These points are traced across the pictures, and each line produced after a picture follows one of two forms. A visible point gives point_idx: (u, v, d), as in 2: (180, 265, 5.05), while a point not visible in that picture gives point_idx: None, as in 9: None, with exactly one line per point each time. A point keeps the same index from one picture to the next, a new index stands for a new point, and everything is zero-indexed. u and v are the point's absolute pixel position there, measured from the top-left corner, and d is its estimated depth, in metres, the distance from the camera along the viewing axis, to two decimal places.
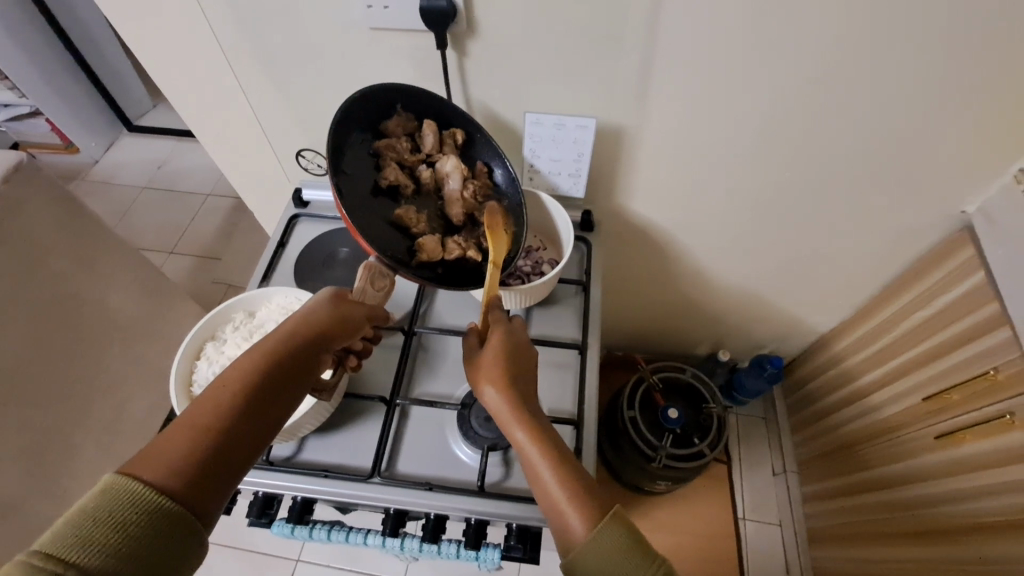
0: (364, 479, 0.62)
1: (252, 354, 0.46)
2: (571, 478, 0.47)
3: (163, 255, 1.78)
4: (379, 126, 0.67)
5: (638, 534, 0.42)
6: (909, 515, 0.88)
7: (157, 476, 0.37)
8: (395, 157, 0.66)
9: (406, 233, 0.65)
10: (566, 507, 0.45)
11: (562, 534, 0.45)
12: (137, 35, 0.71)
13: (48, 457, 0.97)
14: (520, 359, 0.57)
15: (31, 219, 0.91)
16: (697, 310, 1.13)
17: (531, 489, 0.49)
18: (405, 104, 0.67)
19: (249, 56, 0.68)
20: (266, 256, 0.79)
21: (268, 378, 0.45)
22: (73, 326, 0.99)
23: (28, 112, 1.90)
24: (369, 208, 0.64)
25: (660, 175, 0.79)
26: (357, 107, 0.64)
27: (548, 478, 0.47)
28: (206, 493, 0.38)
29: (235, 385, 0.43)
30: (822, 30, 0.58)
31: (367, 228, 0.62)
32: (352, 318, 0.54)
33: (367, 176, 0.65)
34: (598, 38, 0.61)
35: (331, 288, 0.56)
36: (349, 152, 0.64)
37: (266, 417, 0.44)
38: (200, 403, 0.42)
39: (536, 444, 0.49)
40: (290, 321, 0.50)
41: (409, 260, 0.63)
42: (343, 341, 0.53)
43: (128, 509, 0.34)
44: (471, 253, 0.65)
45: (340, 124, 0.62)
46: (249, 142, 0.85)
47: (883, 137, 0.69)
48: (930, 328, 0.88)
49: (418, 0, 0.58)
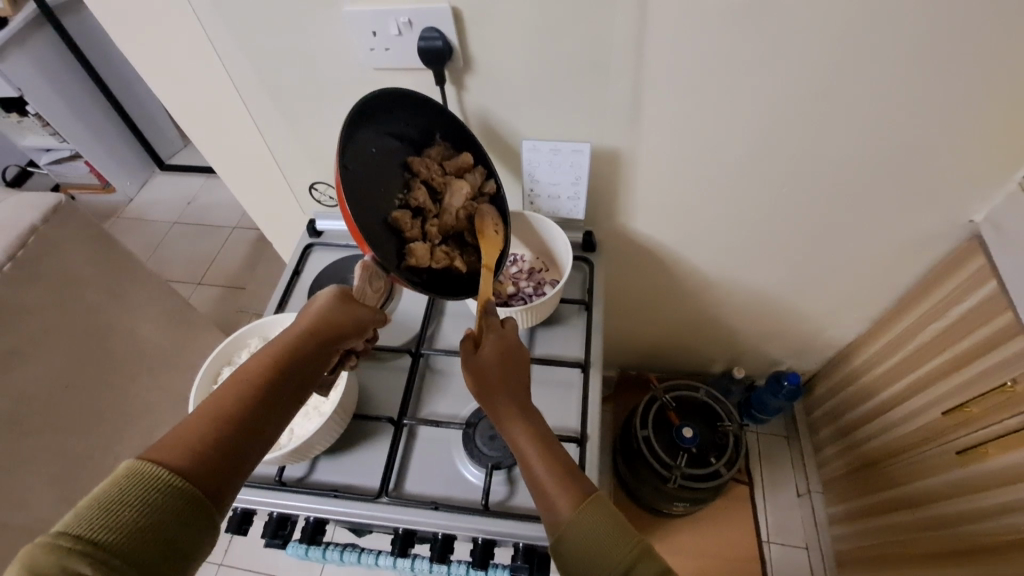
0: (372, 499, 0.63)
1: (268, 350, 0.49)
2: (563, 472, 0.49)
3: (190, 286, 1.86)
4: (407, 132, 0.66)
5: (619, 522, 0.44)
6: (939, 534, 0.85)
7: (179, 460, 0.40)
8: (417, 165, 0.66)
9: (398, 234, 0.63)
10: (557, 499, 0.47)
11: (551, 517, 0.47)
12: (162, 81, 0.76)
13: (80, 484, 1.00)
14: (515, 361, 0.58)
15: (66, 257, 0.97)
16: (709, 327, 1.12)
17: (526, 484, 0.50)
18: (444, 131, 0.69)
19: (265, 97, 0.73)
20: (281, 284, 0.83)
21: (281, 374, 0.48)
22: (106, 355, 1.04)
23: (68, 155, 2.02)
24: (371, 197, 0.61)
25: (660, 195, 0.80)
26: (390, 103, 0.63)
27: (539, 470, 0.49)
28: (227, 479, 0.41)
29: (254, 379, 0.46)
30: (802, 49, 0.60)
31: (366, 221, 0.60)
32: (358, 317, 0.56)
33: (376, 167, 0.63)
34: (588, 69, 0.64)
35: (335, 286, 0.56)
36: (362, 140, 0.61)
37: (277, 411, 0.47)
38: (221, 395, 0.45)
39: (530, 441, 0.52)
40: (303, 320, 0.52)
41: (397, 262, 0.62)
42: (353, 340, 0.55)
43: (150, 492, 0.37)
44: (455, 265, 0.67)
45: (361, 111, 0.60)
46: (268, 176, 0.89)
47: (881, 147, 0.70)
48: (947, 339, 0.86)
49: (417, 41, 0.62)
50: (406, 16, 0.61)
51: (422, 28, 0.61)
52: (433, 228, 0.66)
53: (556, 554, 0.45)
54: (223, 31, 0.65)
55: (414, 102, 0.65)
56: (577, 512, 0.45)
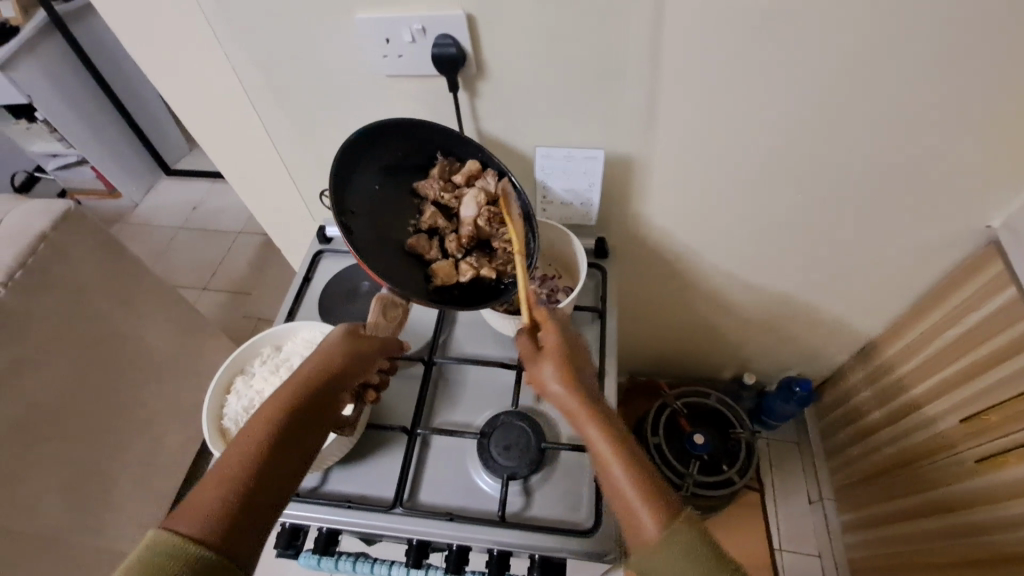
0: (387, 510, 0.62)
1: (281, 395, 0.49)
2: (643, 477, 0.48)
3: (196, 292, 1.86)
4: (408, 160, 0.68)
5: (710, 540, 0.44)
6: (958, 543, 0.84)
7: (199, 523, 0.40)
8: (423, 189, 0.68)
9: (420, 259, 0.66)
10: (642, 508, 0.46)
11: (634, 527, 0.47)
12: (172, 88, 0.76)
13: (90, 492, 1.00)
14: (579, 358, 0.58)
15: (74, 264, 0.97)
16: (720, 332, 1.11)
17: (603, 490, 0.50)
18: (444, 148, 0.69)
19: (276, 104, 0.72)
20: (291, 292, 0.82)
21: (296, 417, 0.48)
22: (114, 363, 1.04)
23: (74, 161, 2.03)
24: (383, 233, 0.65)
25: (673, 201, 0.80)
26: (384, 133, 0.65)
27: (619, 476, 0.49)
28: (257, 517, 0.42)
29: (269, 427, 0.46)
30: (820, 55, 0.59)
31: (376, 256, 0.63)
32: (367, 351, 0.57)
33: (382, 201, 0.66)
34: (603, 75, 0.63)
35: (345, 324, 0.59)
36: (361, 177, 0.64)
37: (296, 455, 0.46)
38: (239, 446, 0.45)
39: (603, 436, 0.51)
40: (313, 360, 0.52)
41: (422, 286, 0.64)
42: (364, 373, 0.56)
43: (169, 563, 0.37)
44: (483, 275, 0.66)
45: (353, 149, 0.63)
46: (278, 182, 0.89)
47: (898, 152, 0.69)
48: (964, 346, 0.85)
49: (431, 49, 0.62)
50: (420, 22, 0.60)
51: (437, 34, 0.61)
52: (453, 244, 0.67)
53: (642, 565, 0.45)
54: (234, 38, 0.65)
55: (410, 126, 0.66)
56: (668, 526, 0.45)
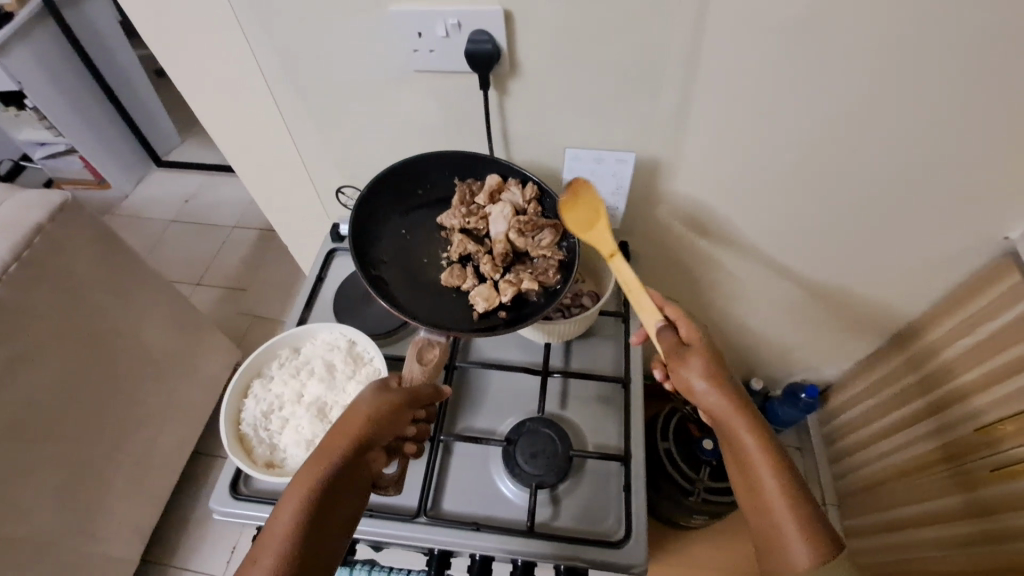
0: (410, 519, 0.61)
1: (316, 464, 0.49)
2: (797, 500, 0.48)
3: (189, 287, 1.82)
4: (431, 199, 0.74)
5: None
6: (968, 551, 0.85)
7: None
8: (448, 220, 0.71)
9: (460, 292, 0.70)
10: (795, 530, 0.46)
11: (782, 545, 0.47)
12: (186, 77, 0.73)
13: (82, 494, 0.97)
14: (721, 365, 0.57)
15: (72, 258, 0.93)
16: (731, 338, 1.11)
17: (748, 500, 0.50)
18: (462, 174, 0.73)
19: (296, 97, 0.70)
20: (305, 292, 0.80)
21: (330, 486, 0.48)
22: (111, 360, 1.00)
23: (63, 149, 1.96)
24: (418, 276, 0.70)
25: (698, 207, 0.79)
26: (403, 179, 0.72)
27: (771, 492, 0.49)
28: None
29: (305, 500, 0.47)
30: (858, 63, 0.59)
31: (410, 296, 0.68)
32: (398, 405, 0.56)
33: (410, 245, 0.72)
34: (639, 77, 0.62)
35: (376, 381, 0.58)
36: (388, 229, 0.71)
37: (332, 528, 0.47)
38: (277, 523, 0.46)
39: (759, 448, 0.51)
40: (345, 424, 0.52)
41: (467, 318, 0.67)
42: (398, 429, 0.56)
43: None
44: (525, 288, 0.66)
45: (371, 201, 0.70)
46: (291, 178, 0.86)
47: (928, 163, 0.69)
48: (977, 356, 0.86)
49: (465, 44, 0.60)
50: (455, 17, 0.59)
51: (472, 29, 0.59)
52: (489, 265, 0.69)
53: None
54: (258, 27, 0.62)
55: (426, 162, 0.72)
56: (823, 552, 0.45)
